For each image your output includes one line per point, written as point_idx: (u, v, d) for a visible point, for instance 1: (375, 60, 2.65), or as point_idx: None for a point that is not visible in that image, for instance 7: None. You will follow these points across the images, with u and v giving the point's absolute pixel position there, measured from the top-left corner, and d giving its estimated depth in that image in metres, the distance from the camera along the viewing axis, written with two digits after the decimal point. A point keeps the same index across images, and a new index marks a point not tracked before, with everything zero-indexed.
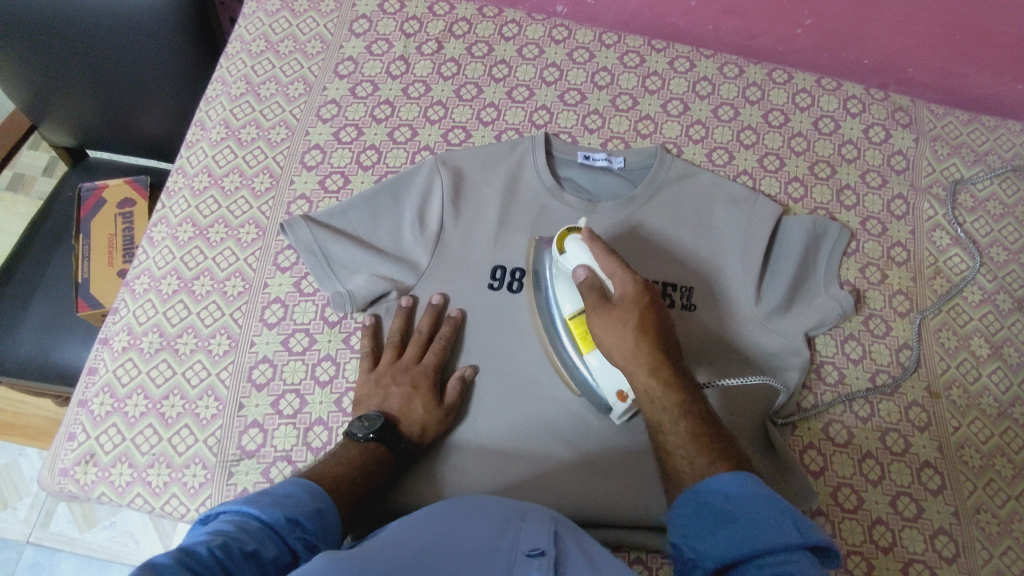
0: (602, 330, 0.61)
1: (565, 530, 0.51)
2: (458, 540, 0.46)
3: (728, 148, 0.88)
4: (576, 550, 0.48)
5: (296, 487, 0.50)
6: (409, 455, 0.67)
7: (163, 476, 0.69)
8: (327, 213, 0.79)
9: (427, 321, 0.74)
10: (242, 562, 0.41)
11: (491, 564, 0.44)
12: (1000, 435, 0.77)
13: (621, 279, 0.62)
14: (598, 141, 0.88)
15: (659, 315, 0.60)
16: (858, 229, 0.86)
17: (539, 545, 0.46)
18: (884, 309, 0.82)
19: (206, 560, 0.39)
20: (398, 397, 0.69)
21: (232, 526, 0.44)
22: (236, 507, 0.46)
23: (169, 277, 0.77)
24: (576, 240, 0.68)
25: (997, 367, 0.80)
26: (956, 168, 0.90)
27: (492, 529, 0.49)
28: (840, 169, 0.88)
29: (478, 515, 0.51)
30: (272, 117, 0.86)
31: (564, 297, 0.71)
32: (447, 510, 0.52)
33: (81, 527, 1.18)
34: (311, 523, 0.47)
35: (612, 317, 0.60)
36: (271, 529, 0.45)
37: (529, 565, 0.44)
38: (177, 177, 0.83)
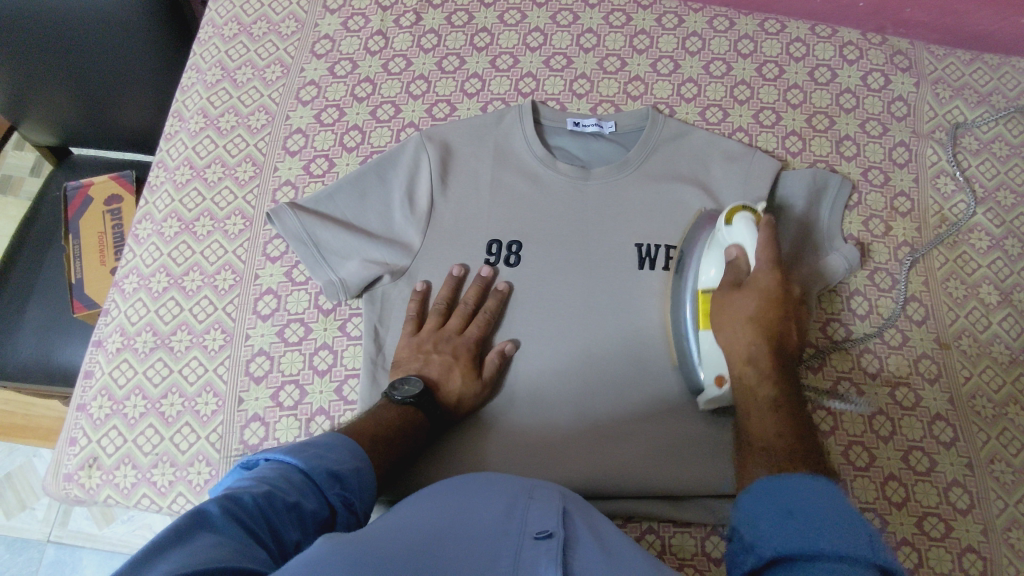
0: (726, 316, 0.65)
1: (574, 508, 0.51)
2: (467, 523, 0.46)
3: (722, 105, 0.85)
4: (584, 529, 0.47)
5: (340, 443, 0.54)
6: (445, 421, 0.68)
7: (168, 475, 0.68)
8: (316, 198, 0.77)
9: (493, 297, 0.73)
10: (284, 513, 0.44)
11: (499, 549, 0.43)
12: (1013, 382, 0.76)
13: (761, 269, 0.65)
14: (588, 106, 0.85)
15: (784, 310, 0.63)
16: (859, 180, 0.83)
17: (547, 527, 0.45)
18: (889, 261, 0.80)
19: (250, 507, 0.42)
20: (439, 364, 0.69)
21: (277, 474, 0.47)
22: (282, 457, 0.49)
23: (158, 275, 0.76)
24: (746, 219, 0.68)
25: (1007, 314, 0.78)
26: (960, 111, 0.87)
27: (498, 510, 0.48)
28: (839, 119, 0.86)
29: (485, 494, 0.51)
30: (251, 103, 0.84)
31: (708, 264, 0.71)
32: (452, 492, 0.51)
33: (100, 523, 1.19)
34: (350, 486, 0.51)
35: (737, 302, 0.65)
36: (316, 482, 0.49)
37: (537, 551, 0.43)
38: (158, 171, 0.81)
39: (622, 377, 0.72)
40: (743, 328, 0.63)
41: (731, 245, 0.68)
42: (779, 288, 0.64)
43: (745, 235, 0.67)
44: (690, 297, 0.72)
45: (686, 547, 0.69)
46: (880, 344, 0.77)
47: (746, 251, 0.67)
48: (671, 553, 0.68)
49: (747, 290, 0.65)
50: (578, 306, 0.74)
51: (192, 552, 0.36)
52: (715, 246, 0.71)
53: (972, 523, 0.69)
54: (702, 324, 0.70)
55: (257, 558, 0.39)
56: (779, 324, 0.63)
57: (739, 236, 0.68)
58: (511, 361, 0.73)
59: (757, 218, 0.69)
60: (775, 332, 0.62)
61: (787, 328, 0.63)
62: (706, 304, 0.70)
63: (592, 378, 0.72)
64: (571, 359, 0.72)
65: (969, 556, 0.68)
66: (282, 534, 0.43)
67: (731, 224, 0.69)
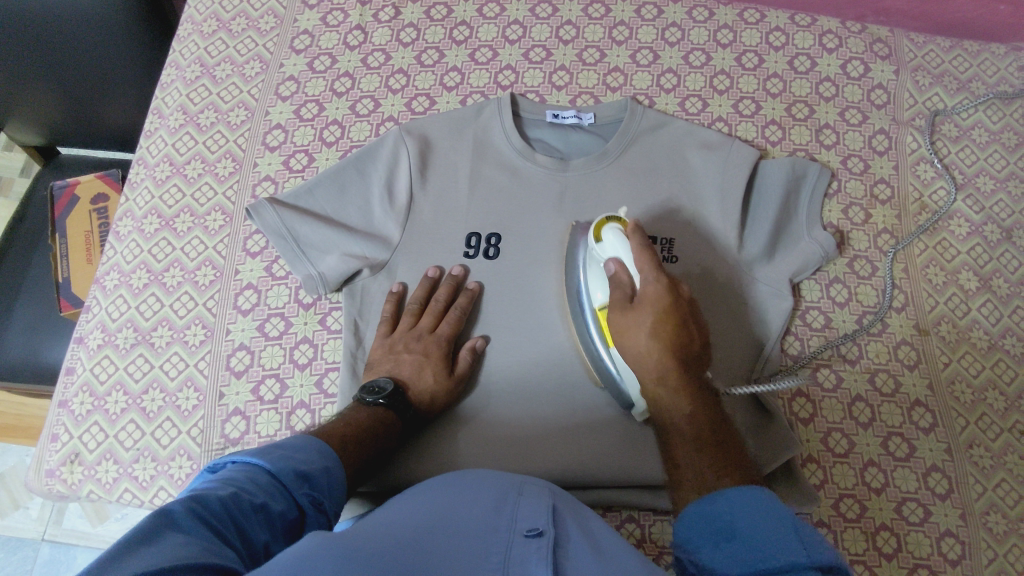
0: (620, 327, 0.61)
1: (563, 505, 0.51)
2: (455, 519, 0.46)
3: (702, 94, 0.86)
4: (575, 528, 0.48)
5: (309, 444, 0.54)
6: (418, 420, 0.68)
7: (149, 470, 0.69)
8: (296, 194, 0.78)
9: (462, 298, 0.73)
10: (251, 513, 0.45)
11: (489, 546, 0.44)
12: (992, 367, 0.76)
13: (647, 277, 0.61)
14: (567, 98, 0.85)
15: (682, 316, 0.59)
16: (839, 168, 0.83)
17: (537, 525, 0.46)
18: (869, 249, 0.80)
19: (219, 508, 0.43)
20: (410, 364, 0.69)
21: (243, 476, 0.47)
22: (246, 461, 0.49)
23: (139, 271, 0.76)
24: (616, 230, 0.66)
25: (986, 300, 0.78)
26: (939, 98, 0.87)
27: (488, 505, 0.49)
28: (818, 108, 0.86)
29: (474, 489, 0.51)
30: (231, 99, 0.84)
31: (596, 286, 0.68)
32: (444, 487, 0.52)
33: (93, 522, 1.19)
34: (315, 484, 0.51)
35: (631, 321, 0.60)
36: (284, 482, 0.49)
37: (528, 548, 0.43)
38: (138, 168, 0.81)
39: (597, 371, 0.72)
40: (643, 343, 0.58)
41: (609, 262, 0.65)
42: (670, 296, 0.59)
43: (618, 247, 0.65)
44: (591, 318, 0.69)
45: (666, 535, 0.70)
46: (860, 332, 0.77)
47: (626, 265, 0.63)
48: (652, 540, 0.70)
49: (640, 304, 0.60)
50: (552, 300, 0.75)
51: (159, 552, 0.36)
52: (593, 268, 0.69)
53: (951, 507, 0.70)
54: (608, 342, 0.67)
55: (226, 556, 0.39)
56: (682, 330, 0.59)
57: (612, 250, 0.65)
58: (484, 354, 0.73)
59: (624, 227, 0.67)
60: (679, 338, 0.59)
61: (688, 331, 0.59)
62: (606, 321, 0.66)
63: (567, 374, 0.72)
64: (547, 356, 0.73)
65: (948, 541, 0.69)
66: (249, 534, 0.43)
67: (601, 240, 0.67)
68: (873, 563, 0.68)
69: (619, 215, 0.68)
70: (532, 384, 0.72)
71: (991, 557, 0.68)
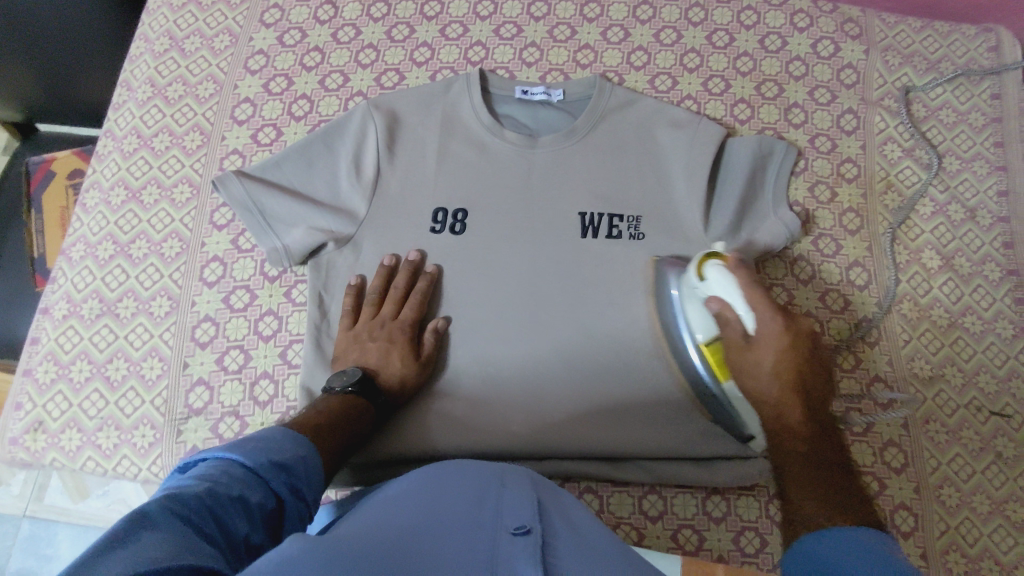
0: (739, 369, 0.58)
1: (546, 498, 0.54)
2: (443, 515, 0.48)
3: (672, 73, 0.86)
4: (560, 525, 0.49)
5: (281, 434, 0.53)
6: (388, 406, 0.69)
7: (112, 438, 0.69)
8: (265, 165, 0.78)
9: (423, 281, 0.73)
10: (228, 506, 0.43)
11: (477, 541, 0.45)
12: (951, 345, 0.77)
13: (762, 317, 0.56)
14: (537, 75, 0.85)
15: (802, 354, 0.54)
16: (806, 147, 0.84)
17: (523, 522, 0.47)
18: (834, 227, 0.81)
19: (194, 504, 0.41)
20: (376, 351, 0.70)
21: (217, 469, 0.46)
22: (218, 458, 0.48)
23: (105, 242, 0.76)
24: (718, 267, 0.63)
25: (948, 278, 0.79)
26: (908, 78, 0.87)
27: (473, 502, 0.50)
28: (787, 87, 0.86)
29: (458, 484, 0.53)
30: (199, 72, 0.83)
31: (697, 321, 0.66)
32: (427, 484, 0.53)
33: (74, 498, 1.19)
34: (292, 472, 0.50)
35: (748, 362, 0.56)
36: (259, 472, 0.48)
37: (516, 543, 0.44)
38: (106, 141, 0.81)
39: (566, 345, 0.72)
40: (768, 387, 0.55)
41: (710, 300, 0.61)
42: (788, 334, 0.55)
43: (722, 285, 0.61)
44: (693, 351, 0.67)
45: (623, 506, 0.73)
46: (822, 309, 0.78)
47: (728, 303, 0.59)
48: (610, 511, 0.72)
49: (756, 346, 0.56)
50: (524, 275, 0.74)
51: (132, 555, 0.36)
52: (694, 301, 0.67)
53: (906, 481, 0.72)
54: (721, 378, 0.65)
55: (204, 552, 0.38)
56: (808, 373, 0.54)
57: (714, 287, 0.62)
58: (447, 335, 0.74)
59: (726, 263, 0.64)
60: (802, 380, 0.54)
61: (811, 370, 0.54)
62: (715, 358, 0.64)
63: (537, 347, 0.72)
64: (518, 330, 0.73)
65: (901, 513, 0.71)
66: (229, 528, 0.43)
67: (703, 276, 0.64)
68: None
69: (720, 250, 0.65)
70: (501, 358, 0.73)
71: (942, 528, 0.70)
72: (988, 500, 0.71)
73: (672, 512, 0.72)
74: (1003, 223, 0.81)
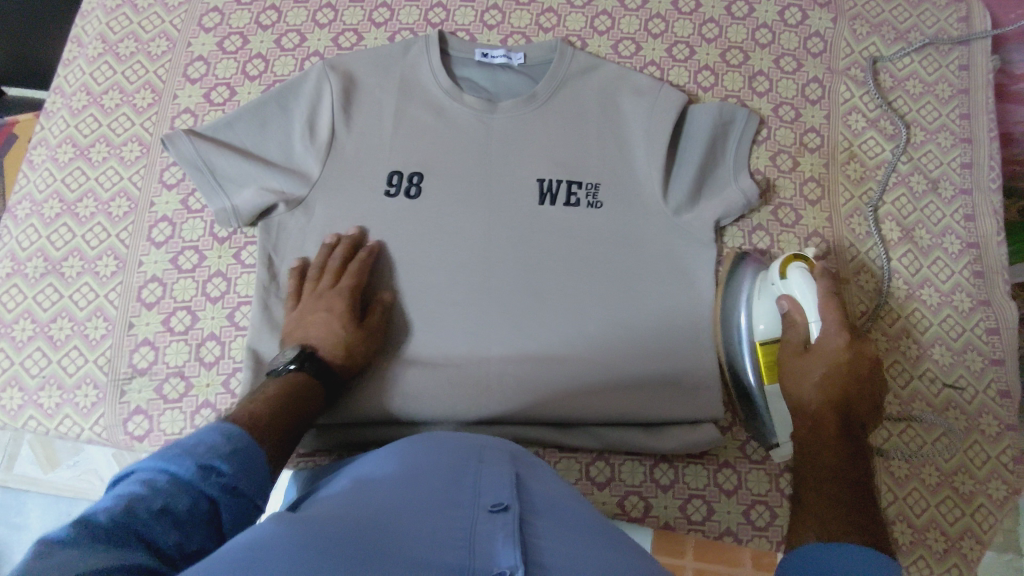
0: (791, 370, 0.65)
1: (523, 469, 0.55)
2: (420, 495, 0.48)
3: (635, 38, 0.84)
4: (537, 500, 0.50)
5: (215, 429, 0.47)
6: (336, 381, 0.68)
7: (55, 398, 0.69)
8: (218, 123, 0.77)
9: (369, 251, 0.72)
10: (150, 520, 0.40)
11: (456, 520, 0.45)
12: (907, 317, 0.76)
13: (830, 326, 0.63)
14: (498, 38, 0.84)
15: (859, 373, 0.62)
16: (770, 116, 0.82)
17: (502, 500, 0.47)
18: (795, 197, 0.80)
19: (106, 524, 0.38)
20: (317, 327, 0.69)
21: (139, 484, 0.42)
22: (154, 469, 0.43)
23: (51, 201, 0.75)
24: (801, 270, 0.68)
25: (907, 250, 0.78)
26: (876, 47, 0.85)
27: (450, 480, 0.50)
28: (753, 54, 0.84)
29: (435, 459, 0.54)
30: (152, 28, 0.82)
31: (759, 316, 0.71)
32: (404, 461, 0.54)
33: (46, 468, 1.14)
34: (226, 459, 0.45)
35: (804, 365, 0.64)
36: (186, 478, 0.43)
37: (494, 521, 0.45)
38: (55, 98, 0.80)
39: (518, 310, 0.71)
40: (809, 392, 0.62)
41: (783, 298, 0.67)
42: (851, 348, 0.62)
43: (803, 285, 0.67)
44: (745, 348, 0.71)
45: (571, 471, 0.72)
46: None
47: (804, 304, 0.66)
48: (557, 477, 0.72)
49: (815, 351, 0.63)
50: (480, 237, 0.73)
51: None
52: (765, 293, 0.71)
53: None
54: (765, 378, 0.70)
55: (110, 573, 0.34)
56: (854, 388, 0.61)
57: (793, 285, 0.67)
58: (398, 303, 0.72)
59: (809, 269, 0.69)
60: (848, 389, 0.61)
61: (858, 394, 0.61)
62: (766, 356, 0.69)
63: (488, 313, 0.71)
64: (470, 294, 0.72)
65: None
66: (153, 543, 0.39)
67: (784, 276, 0.69)
68: (775, 503, 0.71)
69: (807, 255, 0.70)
70: (451, 322, 0.71)
71: (889, 498, 0.70)
72: (937, 472, 0.71)
73: (620, 478, 0.72)
74: (965, 195, 0.81)
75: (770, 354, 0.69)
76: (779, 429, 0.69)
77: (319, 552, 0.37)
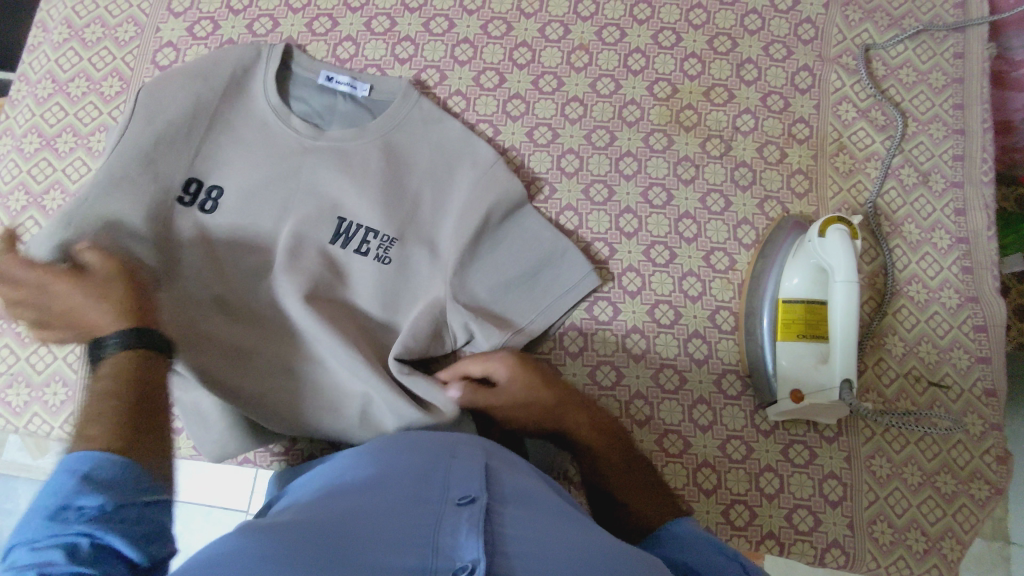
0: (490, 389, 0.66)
1: (498, 462, 0.53)
2: (388, 493, 0.46)
3: (620, 24, 0.82)
4: (509, 492, 0.48)
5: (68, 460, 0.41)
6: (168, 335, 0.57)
7: (23, 395, 0.68)
8: (148, 115, 0.70)
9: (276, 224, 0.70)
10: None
11: (421, 516, 0.43)
12: (894, 314, 0.75)
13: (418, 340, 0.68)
14: (478, 23, 0.81)
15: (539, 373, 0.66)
16: (757, 106, 0.80)
17: (470, 493, 0.45)
18: (781, 190, 0.78)
19: None
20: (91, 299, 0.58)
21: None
22: (25, 550, 0.38)
23: (17, 193, 0.74)
24: (841, 232, 0.66)
25: (895, 245, 0.77)
26: (869, 34, 0.83)
27: (420, 475, 0.48)
28: (741, 42, 0.82)
29: (406, 455, 0.52)
30: (119, 13, 0.79)
31: (791, 272, 0.70)
32: (377, 458, 0.52)
33: (34, 455, 1.10)
34: (90, 493, 0.39)
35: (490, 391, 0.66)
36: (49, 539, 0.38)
37: (460, 516, 0.43)
38: (20, 86, 0.77)
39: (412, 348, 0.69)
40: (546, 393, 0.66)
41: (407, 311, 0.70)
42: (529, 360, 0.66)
43: (839, 252, 0.65)
44: (768, 303, 0.71)
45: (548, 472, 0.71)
46: (771, 258, 0.73)
47: (839, 267, 0.65)
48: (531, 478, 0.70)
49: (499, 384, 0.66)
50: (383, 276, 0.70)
51: None
52: (800, 255, 0.70)
53: (836, 451, 0.71)
54: (778, 335, 0.69)
55: None
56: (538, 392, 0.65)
57: (832, 249, 0.66)
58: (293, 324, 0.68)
59: (851, 232, 0.67)
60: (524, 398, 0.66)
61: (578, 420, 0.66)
62: (786, 313, 0.69)
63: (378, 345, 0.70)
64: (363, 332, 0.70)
65: (830, 482, 0.70)
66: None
67: (822, 236, 0.67)
68: (754, 503, 0.69)
69: (848, 219, 0.68)
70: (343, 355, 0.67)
71: (871, 499, 0.70)
72: (919, 472, 0.70)
73: None
74: (956, 188, 0.79)
75: (790, 312, 0.69)
76: (783, 386, 0.69)
77: (280, 563, 0.36)
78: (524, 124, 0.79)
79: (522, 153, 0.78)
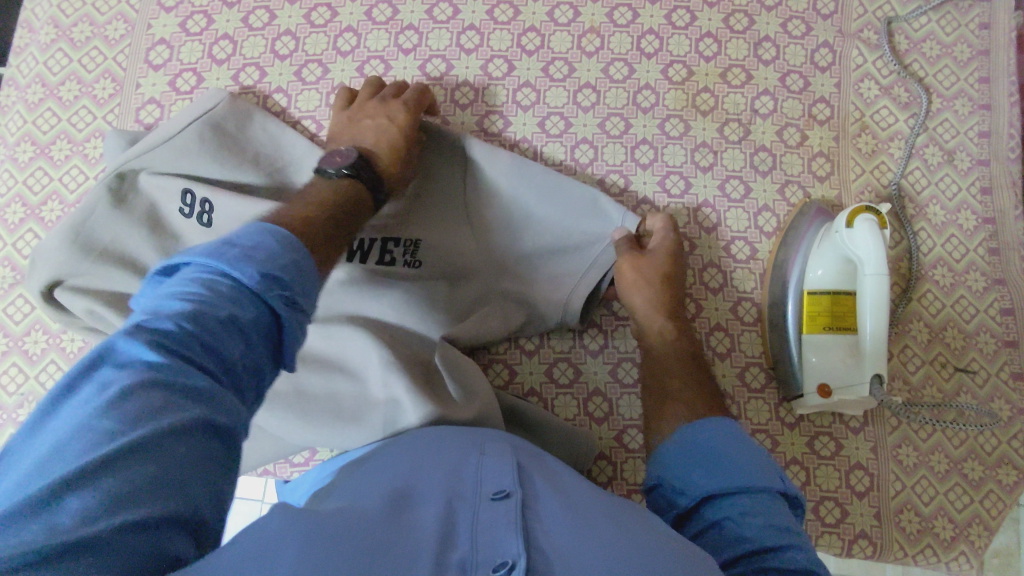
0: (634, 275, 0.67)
1: (527, 458, 0.51)
2: (420, 491, 0.44)
3: (632, 4, 0.78)
4: (543, 485, 0.46)
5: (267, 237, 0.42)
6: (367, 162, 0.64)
7: None
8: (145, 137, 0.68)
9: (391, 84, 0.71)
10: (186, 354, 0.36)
11: (456, 511, 0.41)
12: (919, 299, 0.73)
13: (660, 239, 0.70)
14: (484, 8, 0.78)
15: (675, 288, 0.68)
16: (776, 86, 0.77)
17: (504, 487, 0.43)
18: (802, 174, 0.75)
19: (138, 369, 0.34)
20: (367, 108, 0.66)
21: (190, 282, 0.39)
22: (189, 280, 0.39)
23: (14, 205, 0.72)
24: (870, 222, 0.64)
25: (920, 228, 0.75)
26: (891, 6, 0.79)
27: (450, 472, 0.47)
28: (758, 19, 0.78)
29: (434, 454, 0.50)
30: (107, 10, 0.76)
31: (818, 261, 0.68)
32: (404, 458, 0.50)
33: None
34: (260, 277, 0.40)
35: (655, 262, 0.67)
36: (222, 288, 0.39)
37: (497, 511, 0.41)
38: (9, 91, 0.75)
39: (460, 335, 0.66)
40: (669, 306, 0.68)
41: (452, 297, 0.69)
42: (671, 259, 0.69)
43: (870, 244, 0.64)
44: (793, 293, 0.69)
45: None
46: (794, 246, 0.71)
47: (870, 261, 0.63)
48: None
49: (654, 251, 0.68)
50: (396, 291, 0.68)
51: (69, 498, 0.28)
52: (827, 244, 0.68)
53: (863, 441, 0.70)
54: (806, 327, 0.68)
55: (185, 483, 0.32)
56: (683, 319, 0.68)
57: (863, 240, 0.64)
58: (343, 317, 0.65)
59: (880, 221, 0.65)
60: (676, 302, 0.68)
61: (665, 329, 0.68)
62: (813, 306, 0.67)
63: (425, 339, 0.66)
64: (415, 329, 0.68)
65: (857, 473, 0.69)
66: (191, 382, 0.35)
67: (850, 227, 0.65)
68: None
69: (876, 207, 0.66)
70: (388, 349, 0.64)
71: (897, 488, 0.69)
72: (946, 459, 0.70)
73: (623, 476, 0.69)
74: (983, 166, 0.76)
75: (817, 304, 0.67)
76: (811, 378, 0.67)
77: (319, 551, 0.34)
78: (535, 114, 0.76)
79: (535, 144, 0.75)
